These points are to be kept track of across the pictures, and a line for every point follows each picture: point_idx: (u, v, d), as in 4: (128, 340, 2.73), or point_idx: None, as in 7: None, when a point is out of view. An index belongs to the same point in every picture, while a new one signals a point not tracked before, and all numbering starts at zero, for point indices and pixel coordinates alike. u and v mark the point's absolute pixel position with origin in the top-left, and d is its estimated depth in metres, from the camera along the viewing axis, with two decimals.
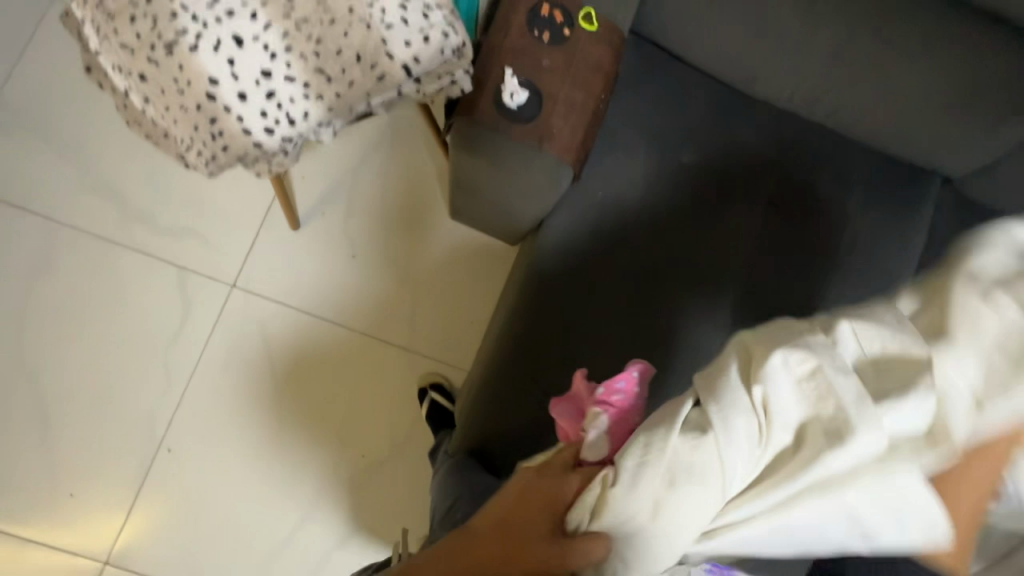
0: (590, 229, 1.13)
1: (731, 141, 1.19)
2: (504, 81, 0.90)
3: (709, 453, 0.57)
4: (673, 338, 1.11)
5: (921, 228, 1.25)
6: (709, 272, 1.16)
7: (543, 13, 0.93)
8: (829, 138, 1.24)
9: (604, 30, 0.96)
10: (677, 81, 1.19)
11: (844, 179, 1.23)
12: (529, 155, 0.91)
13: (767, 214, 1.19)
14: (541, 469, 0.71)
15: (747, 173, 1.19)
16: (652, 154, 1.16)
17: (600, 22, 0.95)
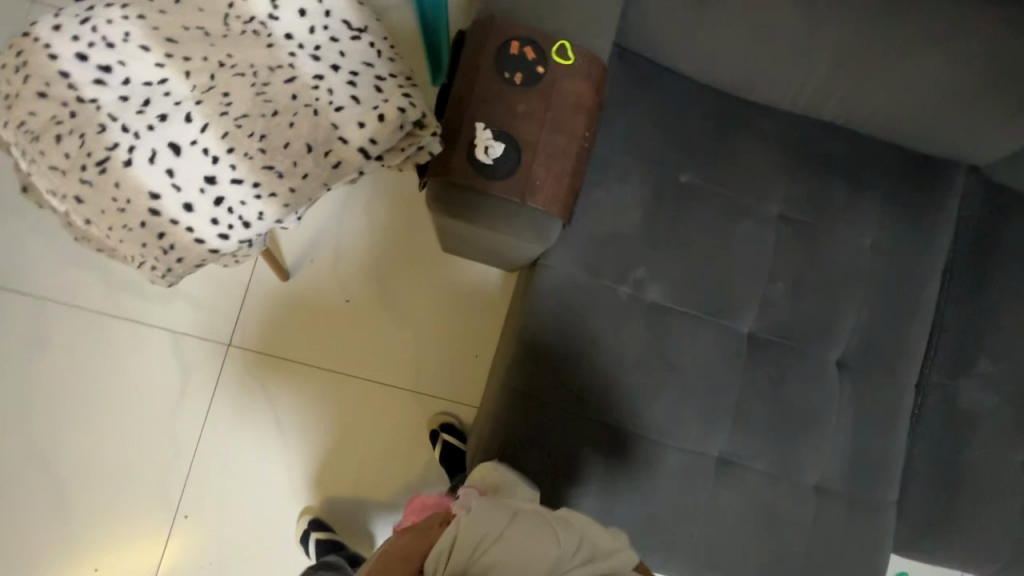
0: (588, 267, 1.05)
1: (732, 154, 1.10)
2: (476, 132, 0.82)
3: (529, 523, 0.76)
4: (686, 375, 1.05)
5: (944, 225, 1.16)
6: (720, 299, 1.07)
7: (511, 51, 0.84)
8: (839, 137, 1.14)
9: (582, 61, 0.86)
10: (668, 94, 1.09)
11: (858, 181, 1.13)
12: (513, 212, 0.85)
13: (778, 229, 1.11)
14: (409, 531, 0.78)
15: (752, 188, 1.11)
16: (648, 178, 1.08)
17: (576, 53, 0.86)
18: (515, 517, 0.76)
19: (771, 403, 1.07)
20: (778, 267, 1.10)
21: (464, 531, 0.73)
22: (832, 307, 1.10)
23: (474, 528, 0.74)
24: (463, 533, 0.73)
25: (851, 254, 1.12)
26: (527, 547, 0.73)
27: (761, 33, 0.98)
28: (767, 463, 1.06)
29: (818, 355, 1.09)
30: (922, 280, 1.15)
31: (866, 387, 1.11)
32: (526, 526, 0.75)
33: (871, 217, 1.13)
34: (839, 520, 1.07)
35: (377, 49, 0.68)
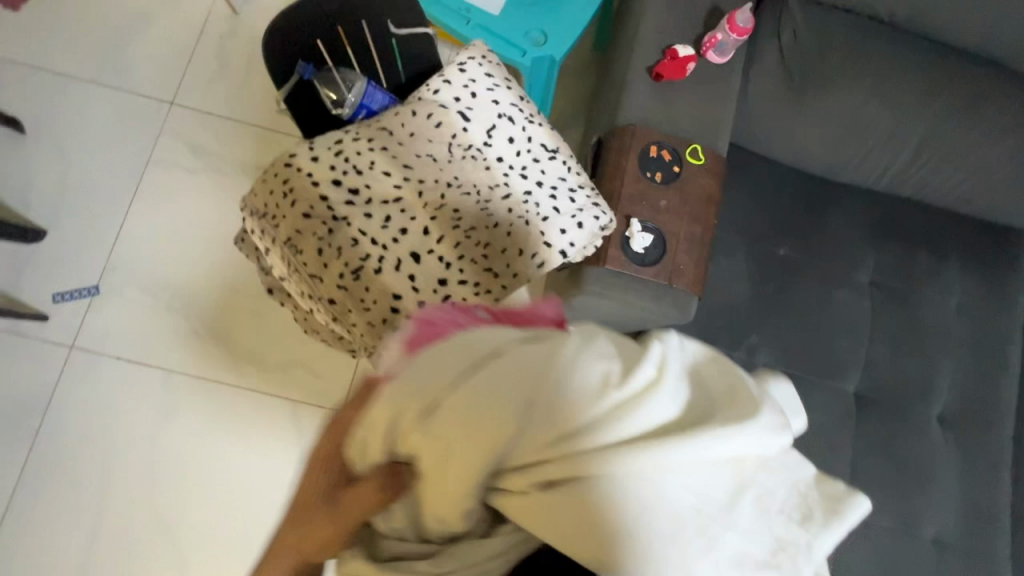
0: (703, 335, 1.15)
1: (823, 229, 1.23)
2: (628, 225, 0.94)
3: (489, 390, 0.51)
4: (803, 435, 1.12)
5: (1018, 287, 1.27)
6: (825, 360, 1.16)
7: (652, 154, 0.98)
8: (917, 211, 1.26)
9: (710, 162, 1.00)
10: (765, 177, 1.22)
11: (938, 250, 1.25)
12: (660, 293, 0.95)
13: (869, 294, 1.21)
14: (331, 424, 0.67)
15: (844, 259, 1.22)
16: (751, 253, 1.19)
17: (705, 153, 1.00)
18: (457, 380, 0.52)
19: (885, 460, 1.13)
20: (875, 329, 1.19)
21: (374, 421, 0.55)
22: (928, 367, 1.19)
23: (394, 401, 0.54)
24: (374, 424, 0.55)
25: (939, 317, 1.22)
26: (508, 376, 0.51)
27: (854, 127, 1.12)
28: (888, 520, 1.11)
29: (920, 413, 1.17)
30: (1006, 338, 1.24)
31: (968, 441, 1.18)
32: (473, 402, 0.50)
33: (953, 282, 1.24)
34: (961, 574, 1.11)
35: (569, 166, 0.81)
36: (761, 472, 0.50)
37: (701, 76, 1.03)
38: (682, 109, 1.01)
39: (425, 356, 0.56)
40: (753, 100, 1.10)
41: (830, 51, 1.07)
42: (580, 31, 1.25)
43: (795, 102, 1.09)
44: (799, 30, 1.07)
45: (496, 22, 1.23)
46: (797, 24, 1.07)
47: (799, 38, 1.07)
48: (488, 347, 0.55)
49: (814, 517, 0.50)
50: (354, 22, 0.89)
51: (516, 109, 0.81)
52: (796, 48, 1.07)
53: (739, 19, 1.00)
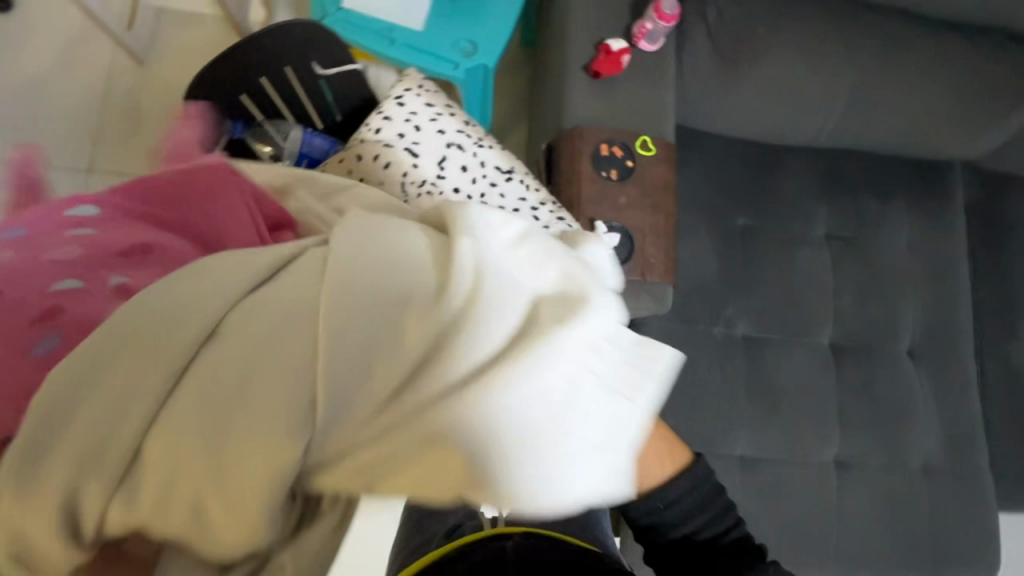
0: (681, 316, 1.17)
1: (776, 192, 1.26)
2: (594, 228, 0.93)
3: (232, 353, 0.41)
4: (790, 394, 1.16)
5: (956, 215, 1.35)
6: (798, 318, 1.20)
7: (604, 153, 0.97)
8: (856, 160, 1.32)
9: (660, 152, 1.01)
10: (712, 152, 1.24)
11: (883, 194, 1.31)
12: (636, 290, 0.96)
13: (828, 247, 1.26)
14: None
15: (800, 218, 1.26)
16: (712, 227, 1.21)
17: (655, 144, 1.00)
18: (189, 360, 0.41)
19: (868, 403, 1.19)
20: (839, 279, 1.24)
21: (57, 451, 0.39)
22: (892, 306, 1.25)
23: (66, 418, 0.39)
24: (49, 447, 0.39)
25: (893, 257, 1.28)
26: (255, 331, 0.42)
27: (789, 91, 1.15)
28: (878, 457, 1.18)
29: (891, 351, 1.23)
30: (954, 264, 1.32)
31: (936, 367, 1.25)
32: (222, 378, 0.40)
33: (900, 221, 1.30)
34: (949, 493, 1.20)
35: (527, 184, 0.79)
36: (587, 350, 0.44)
37: (637, 67, 1.03)
38: (625, 102, 1.01)
39: (114, 337, 0.41)
40: (691, 79, 1.11)
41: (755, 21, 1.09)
42: (507, 35, 1.23)
43: (730, 77, 1.11)
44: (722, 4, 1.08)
45: (422, 40, 1.20)
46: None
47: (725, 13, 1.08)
48: (208, 317, 0.41)
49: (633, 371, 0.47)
50: (282, 70, 0.85)
51: (463, 137, 0.79)
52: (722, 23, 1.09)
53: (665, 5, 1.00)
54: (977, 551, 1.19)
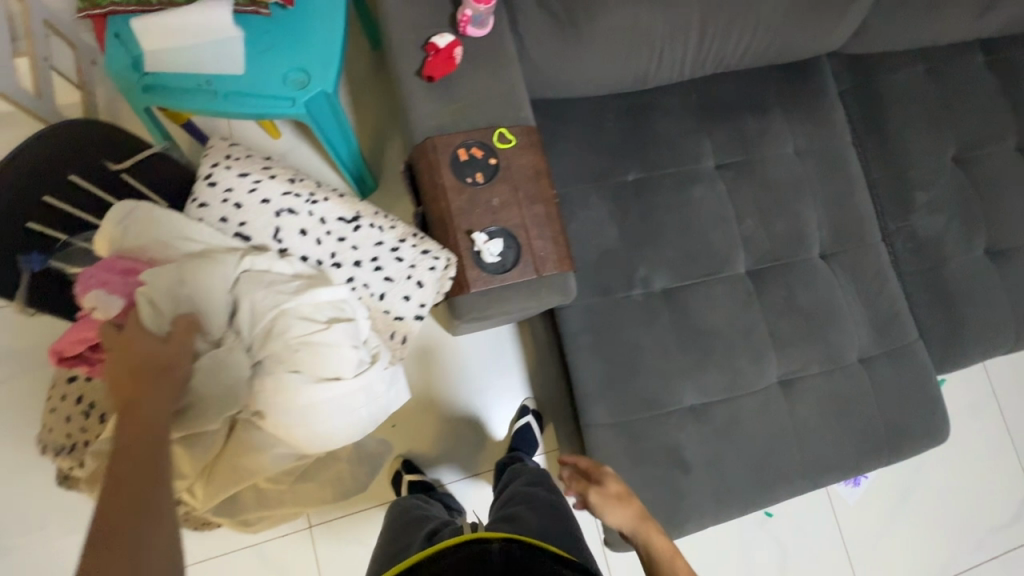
0: (597, 289, 1.16)
1: (656, 138, 1.24)
2: (474, 238, 0.89)
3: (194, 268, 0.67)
4: (721, 332, 1.17)
5: (834, 109, 1.36)
6: (711, 256, 1.20)
7: (463, 158, 0.92)
8: (725, 83, 1.31)
9: (521, 139, 0.95)
10: (582, 118, 1.21)
11: (759, 109, 1.30)
12: (534, 286, 0.92)
13: (721, 177, 1.25)
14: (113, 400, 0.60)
15: (687, 156, 1.24)
16: (604, 192, 1.19)
17: (513, 133, 0.95)
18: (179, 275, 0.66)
19: (795, 316, 1.20)
20: (740, 205, 1.24)
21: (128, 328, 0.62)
22: (796, 216, 1.26)
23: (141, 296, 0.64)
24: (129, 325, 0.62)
25: (785, 168, 1.29)
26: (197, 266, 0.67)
27: (636, 36, 1.11)
28: (818, 364, 1.20)
29: (804, 259, 1.25)
30: (841, 157, 1.34)
31: (849, 262, 1.28)
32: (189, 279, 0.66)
33: (783, 131, 1.30)
34: (889, 376, 1.24)
35: (378, 225, 0.75)
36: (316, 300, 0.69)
37: (472, 57, 0.97)
38: (469, 97, 0.95)
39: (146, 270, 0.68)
40: (534, 52, 1.05)
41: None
42: (340, 54, 1.12)
43: (573, 38, 1.06)
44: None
45: (247, 83, 1.09)
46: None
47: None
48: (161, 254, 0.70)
49: (380, 368, 0.71)
50: (66, 178, 0.84)
51: (293, 197, 0.73)
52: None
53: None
54: (927, 420, 1.25)
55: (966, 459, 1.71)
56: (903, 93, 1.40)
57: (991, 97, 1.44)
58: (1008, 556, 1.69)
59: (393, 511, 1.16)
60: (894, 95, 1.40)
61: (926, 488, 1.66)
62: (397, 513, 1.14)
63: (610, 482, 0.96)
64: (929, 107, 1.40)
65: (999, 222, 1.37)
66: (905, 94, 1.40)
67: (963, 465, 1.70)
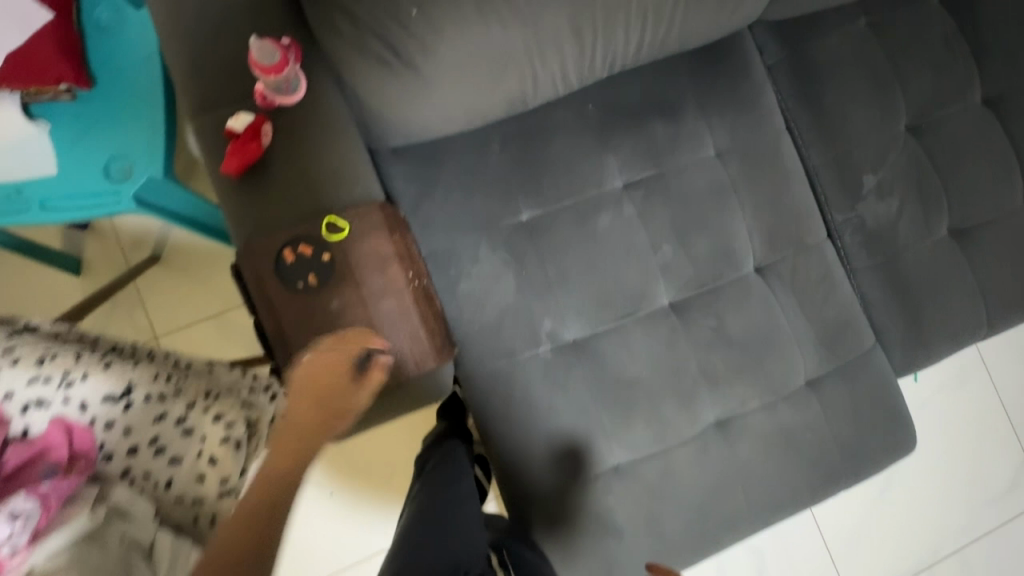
0: (500, 352, 1.03)
1: (548, 164, 1.07)
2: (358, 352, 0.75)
3: None
4: (645, 380, 1.04)
5: (761, 92, 1.17)
6: (626, 293, 1.06)
7: (289, 260, 0.78)
8: (628, 83, 1.12)
9: (357, 223, 0.81)
10: (456, 158, 1.04)
11: (670, 109, 1.11)
12: (396, 391, 0.82)
13: (632, 197, 1.09)
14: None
15: (587, 180, 1.07)
16: (494, 239, 1.04)
17: (347, 218, 0.81)
18: None
19: (728, 348, 1.07)
20: (656, 227, 1.08)
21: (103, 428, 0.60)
22: (722, 229, 1.10)
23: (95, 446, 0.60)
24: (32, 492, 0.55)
25: (706, 175, 1.11)
26: None
27: (497, 58, 0.93)
28: (759, 397, 1.07)
29: (735, 278, 1.10)
30: (774, 147, 1.15)
31: (789, 270, 1.13)
32: None
33: (701, 130, 1.12)
34: (841, 394, 1.11)
35: (154, 395, 0.63)
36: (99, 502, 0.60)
37: (286, 129, 0.81)
38: (289, 182, 0.80)
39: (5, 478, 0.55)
40: (371, 101, 0.89)
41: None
42: (165, 129, 0.98)
43: (415, 78, 0.88)
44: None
45: (67, 187, 0.95)
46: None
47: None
48: None
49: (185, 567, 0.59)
50: None
51: (40, 384, 0.59)
52: (371, 14, 0.83)
53: (260, 55, 0.76)
54: (886, 435, 1.13)
55: (951, 438, 1.58)
56: (842, 58, 1.20)
57: (946, 46, 1.23)
58: (999, 531, 1.59)
59: (414, 506, 0.90)
60: (832, 63, 1.20)
61: (905, 476, 1.55)
62: (417, 509, 0.88)
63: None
64: (873, 70, 1.20)
65: (961, 197, 1.20)
66: (845, 58, 1.20)
67: (945, 445, 1.58)
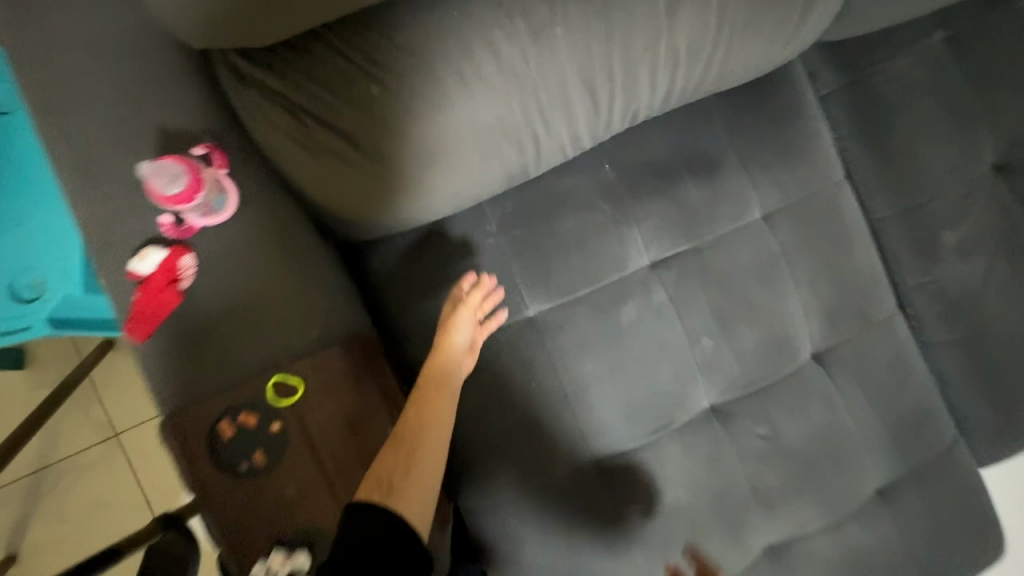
0: (512, 488, 0.82)
1: (558, 248, 0.86)
2: (458, 289, 0.81)
3: None
4: (684, 507, 0.86)
5: (816, 136, 0.95)
6: (659, 401, 0.87)
7: (225, 436, 0.60)
8: (652, 137, 0.91)
9: (314, 378, 0.62)
10: (443, 248, 0.84)
11: (705, 166, 0.91)
12: None
13: (663, 280, 0.88)
14: None
15: (607, 263, 0.87)
16: (496, 345, 0.84)
17: (299, 374, 0.62)
18: None
19: (784, 460, 0.88)
20: (692, 316, 0.89)
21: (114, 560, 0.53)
22: (772, 313, 0.91)
23: None
24: None
25: (752, 248, 0.91)
26: None
27: (492, 133, 0.72)
28: (821, 516, 0.89)
29: (789, 371, 0.91)
30: (834, 204, 0.94)
31: (855, 356, 0.93)
32: None
33: (745, 191, 0.91)
34: (919, 502, 0.93)
35: None
36: None
37: (218, 258, 0.63)
38: (227, 329, 0.63)
39: None
40: (330, 204, 0.69)
41: (369, 62, 0.64)
42: (78, 234, 0.79)
43: (387, 170, 0.68)
44: (300, 67, 0.65)
45: None
46: (300, 65, 0.65)
47: (316, 75, 0.65)
48: None
49: None
50: None
51: None
52: (318, 94, 0.65)
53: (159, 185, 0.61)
54: (976, 547, 0.94)
55: None
56: (914, 87, 0.97)
57: None
58: None
59: None
60: (902, 94, 0.97)
61: None
62: None
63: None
64: (954, 100, 0.98)
65: None
66: (918, 87, 0.97)
67: None
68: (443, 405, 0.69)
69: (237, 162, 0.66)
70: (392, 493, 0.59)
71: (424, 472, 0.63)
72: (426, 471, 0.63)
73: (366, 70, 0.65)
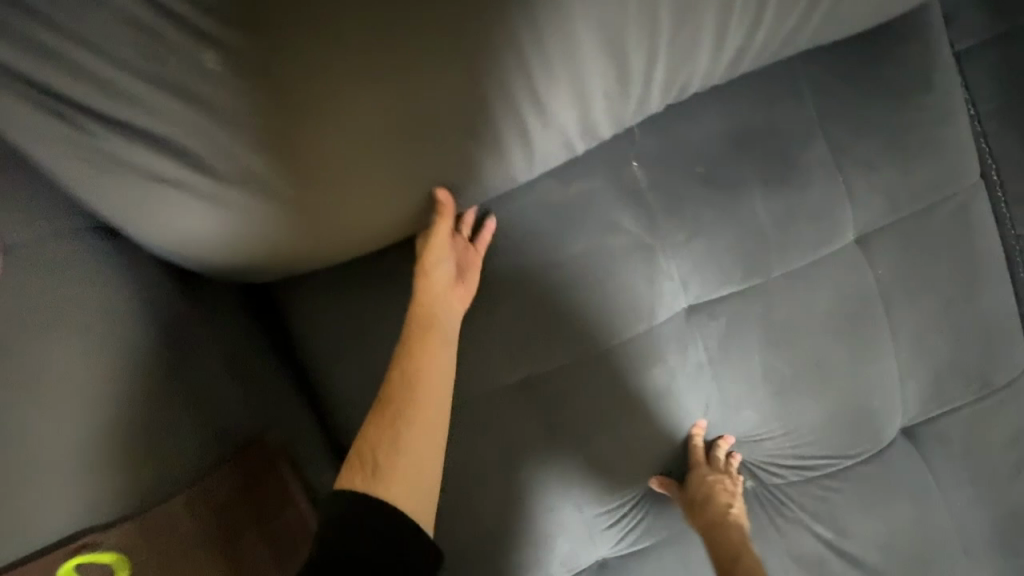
0: None
1: (559, 290, 0.60)
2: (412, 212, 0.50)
3: None
4: None
5: (948, 120, 0.65)
6: None
7: None
8: (709, 119, 0.61)
9: (145, 552, 0.41)
10: (394, 296, 0.57)
11: (783, 166, 0.62)
12: None
13: (709, 331, 0.62)
14: None
15: (633, 306, 0.61)
16: (470, 423, 0.60)
17: (110, 544, 0.40)
18: None
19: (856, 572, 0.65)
20: (747, 381, 0.63)
21: None
22: (856, 380, 0.65)
23: None
24: None
25: (837, 287, 0.63)
26: None
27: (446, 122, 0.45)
28: None
29: (873, 452, 0.67)
30: (960, 221, 0.66)
31: (963, 431, 0.68)
32: None
33: (838, 204, 0.63)
34: None
35: None
36: None
37: None
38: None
39: None
40: (195, 254, 0.46)
41: (205, 14, 0.39)
42: None
43: (281, 197, 0.44)
44: (66, 25, 0.38)
45: None
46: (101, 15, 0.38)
47: (99, 35, 0.38)
48: None
49: None
50: None
51: None
52: (106, 74, 0.39)
53: None
54: None
55: None
56: None
57: None
58: None
59: None
60: None
61: None
62: None
63: (711, 549, 0.59)
64: None
65: None
66: None
67: None
68: (437, 359, 0.51)
69: (11, 191, 0.43)
70: (381, 482, 0.45)
71: (422, 447, 0.48)
72: (425, 444, 0.48)
73: (189, 23, 0.38)
